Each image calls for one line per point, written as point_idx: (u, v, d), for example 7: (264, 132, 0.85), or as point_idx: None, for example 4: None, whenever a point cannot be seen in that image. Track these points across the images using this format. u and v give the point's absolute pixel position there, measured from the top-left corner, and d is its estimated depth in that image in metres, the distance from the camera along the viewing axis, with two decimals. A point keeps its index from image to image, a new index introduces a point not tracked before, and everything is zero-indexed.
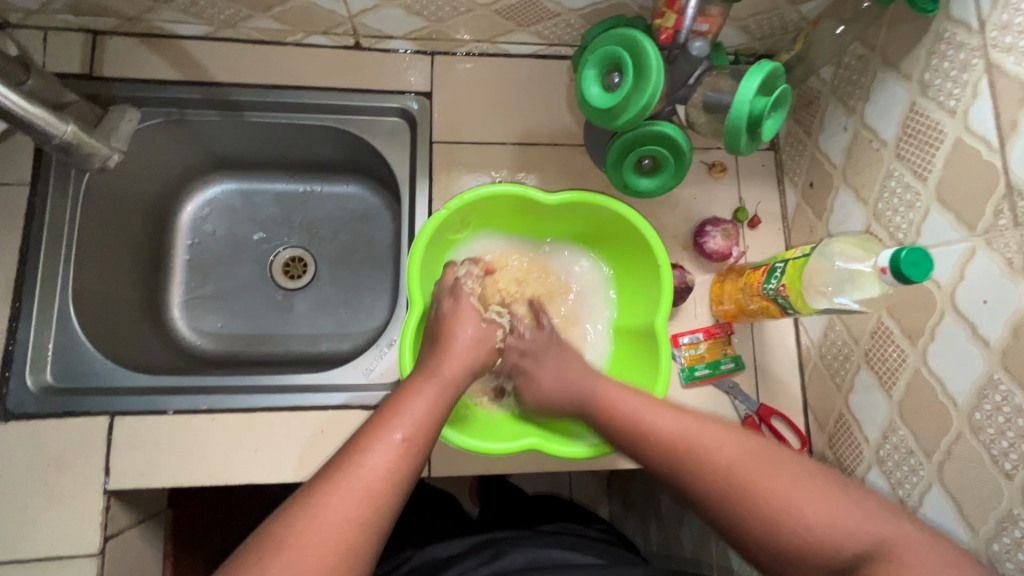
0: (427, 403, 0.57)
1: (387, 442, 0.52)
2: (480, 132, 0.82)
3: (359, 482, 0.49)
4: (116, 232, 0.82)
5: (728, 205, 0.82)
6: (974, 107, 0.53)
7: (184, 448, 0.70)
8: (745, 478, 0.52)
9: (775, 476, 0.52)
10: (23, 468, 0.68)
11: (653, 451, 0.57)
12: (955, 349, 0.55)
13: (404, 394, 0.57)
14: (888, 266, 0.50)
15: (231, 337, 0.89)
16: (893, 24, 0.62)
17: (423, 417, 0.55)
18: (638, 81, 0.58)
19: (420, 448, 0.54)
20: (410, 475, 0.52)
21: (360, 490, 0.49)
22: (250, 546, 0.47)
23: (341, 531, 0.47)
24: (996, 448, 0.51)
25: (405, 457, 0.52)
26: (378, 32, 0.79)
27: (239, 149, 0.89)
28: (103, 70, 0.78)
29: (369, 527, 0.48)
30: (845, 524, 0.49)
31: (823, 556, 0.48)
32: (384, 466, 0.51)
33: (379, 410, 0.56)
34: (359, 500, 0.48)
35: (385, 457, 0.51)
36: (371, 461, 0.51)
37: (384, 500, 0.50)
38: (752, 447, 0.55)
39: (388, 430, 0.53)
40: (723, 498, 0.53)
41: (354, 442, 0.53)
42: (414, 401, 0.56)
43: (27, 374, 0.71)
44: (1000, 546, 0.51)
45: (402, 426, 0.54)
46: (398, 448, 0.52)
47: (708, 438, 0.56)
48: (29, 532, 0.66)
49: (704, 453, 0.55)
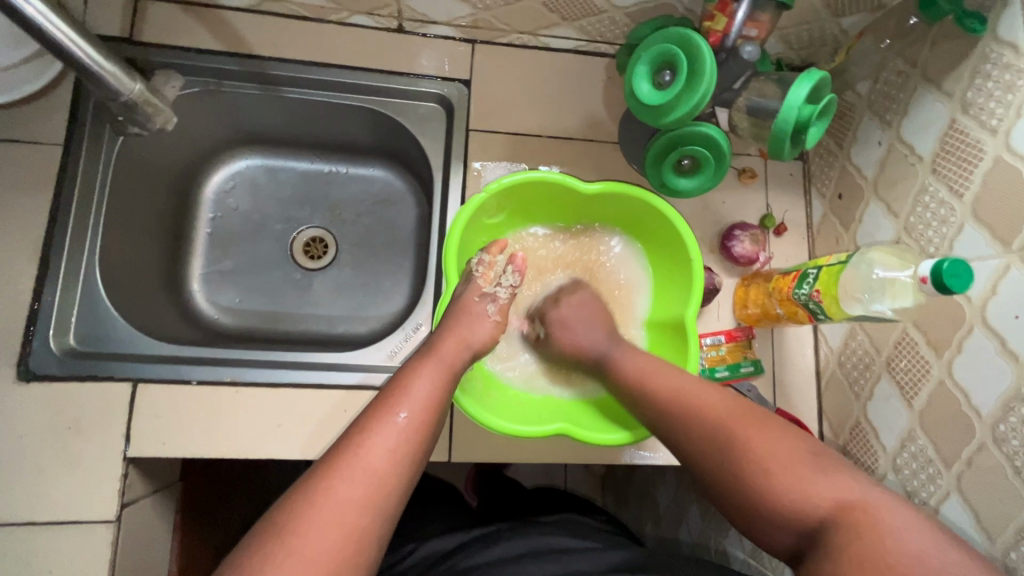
0: (427, 381, 0.57)
1: (391, 423, 0.52)
2: (516, 122, 0.82)
3: (364, 465, 0.49)
4: (143, 199, 0.82)
5: (755, 211, 0.83)
6: (1016, 126, 0.54)
7: (205, 420, 0.70)
8: (733, 433, 0.52)
9: (760, 432, 0.51)
10: (42, 429, 0.67)
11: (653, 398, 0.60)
12: (983, 362, 0.56)
13: (402, 375, 0.57)
14: (929, 275, 0.52)
15: (250, 314, 0.89)
16: (937, 42, 0.63)
17: (425, 397, 0.55)
18: (689, 83, 0.59)
19: (423, 427, 0.53)
20: (414, 454, 0.52)
21: (366, 471, 0.48)
22: (253, 541, 0.45)
23: (349, 514, 0.46)
24: (1019, 460, 0.52)
25: (409, 437, 0.52)
26: (422, 15, 0.79)
27: (269, 124, 0.89)
28: (143, 34, 0.78)
29: (377, 511, 0.47)
30: (807, 481, 0.47)
31: (796, 510, 0.47)
32: (388, 448, 0.50)
33: (379, 394, 0.56)
34: (366, 482, 0.48)
35: (390, 438, 0.51)
36: (374, 441, 0.50)
37: (391, 481, 0.49)
38: (745, 407, 0.54)
39: (390, 410, 0.53)
40: (705, 445, 0.54)
41: (356, 426, 0.52)
42: (415, 381, 0.56)
43: (50, 337, 0.70)
44: (1018, 554, 0.52)
45: (405, 406, 0.54)
46: (401, 427, 0.52)
47: (700, 396, 0.57)
48: (46, 495, 0.66)
49: (695, 408, 0.56)
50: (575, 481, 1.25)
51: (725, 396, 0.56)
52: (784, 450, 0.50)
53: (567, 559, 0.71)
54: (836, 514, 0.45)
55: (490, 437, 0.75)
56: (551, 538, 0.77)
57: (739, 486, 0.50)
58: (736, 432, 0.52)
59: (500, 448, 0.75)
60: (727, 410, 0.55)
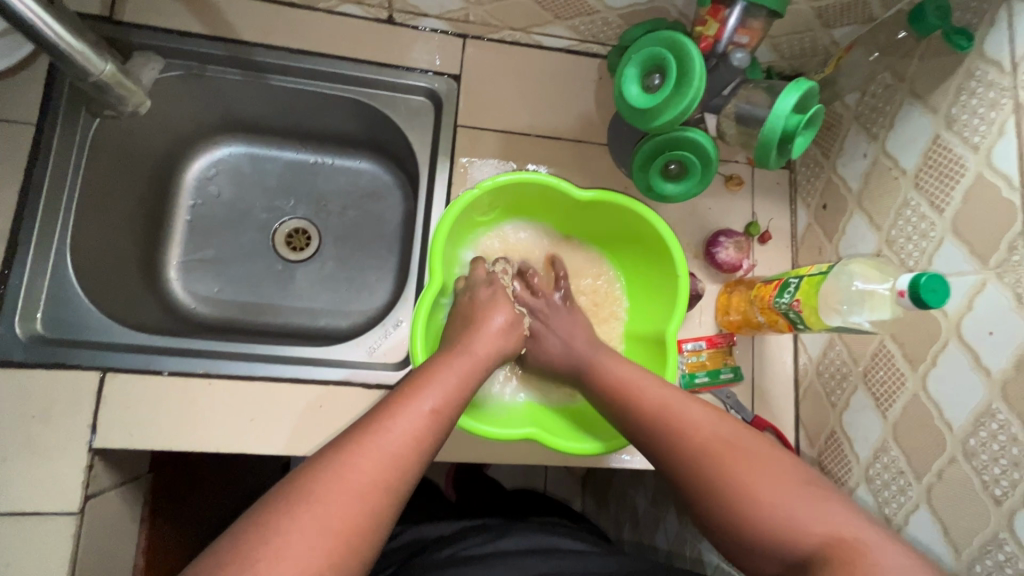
0: (456, 376, 0.56)
1: (417, 410, 0.51)
2: (505, 120, 0.82)
3: (385, 446, 0.47)
4: (119, 183, 0.80)
5: (741, 218, 0.83)
6: (998, 145, 0.54)
7: (176, 411, 0.68)
8: (714, 456, 0.50)
9: (744, 457, 0.49)
10: (5, 417, 0.65)
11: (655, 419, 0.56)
12: (957, 376, 0.56)
13: (432, 367, 0.57)
14: (907, 289, 0.53)
15: (228, 304, 0.87)
16: (924, 58, 0.63)
17: (451, 391, 0.55)
18: (679, 87, 0.58)
19: (445, 423, 0.53)
20: (435, 445, 0.51)
21: (387, 453, 0.47)
22: (263, 509, 0.43)
23: (366, 493, 0.45)
24: (987, 474, 0.53)
25: (431, 427, 0.51)
26: (413, 7, 0.78)
27: (255, 112, 0.87)
28: (124, 13, 0.76)
29: (393, 496, 0.46)
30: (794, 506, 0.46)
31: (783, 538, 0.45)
32: (414, 435, 0.49)
33: (404, 382, 0.55)
34: (386, 464, 0.47)
35: (415, 425, 0.50)
36: (401, 425, 0.49)
37: (411, 469, 0.48)
38: (727, 425, 0.53)
39: (417, 399, 0.52)
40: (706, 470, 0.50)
41: (380, 408, 0.51)
42: (443, 374, 0.56)
43: (16, 322, 0.68)
44: (982, 567, 0.53)
45: (433, 396, 0.53)
46: (426, 416, 0.51)
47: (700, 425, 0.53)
48: (6, 485, 0.64)
49: (679, 427, 0.54)
50: (554, 482, 1.25)
51: (710, 415, 0.54)
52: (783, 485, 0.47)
53: (547, 557, 0.70)
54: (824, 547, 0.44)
55: (467, 437, 0.74)
56: (538, 536, 0.77)
57: (719, 510, 0.48)
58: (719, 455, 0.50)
59: (477, 448, 0.74)
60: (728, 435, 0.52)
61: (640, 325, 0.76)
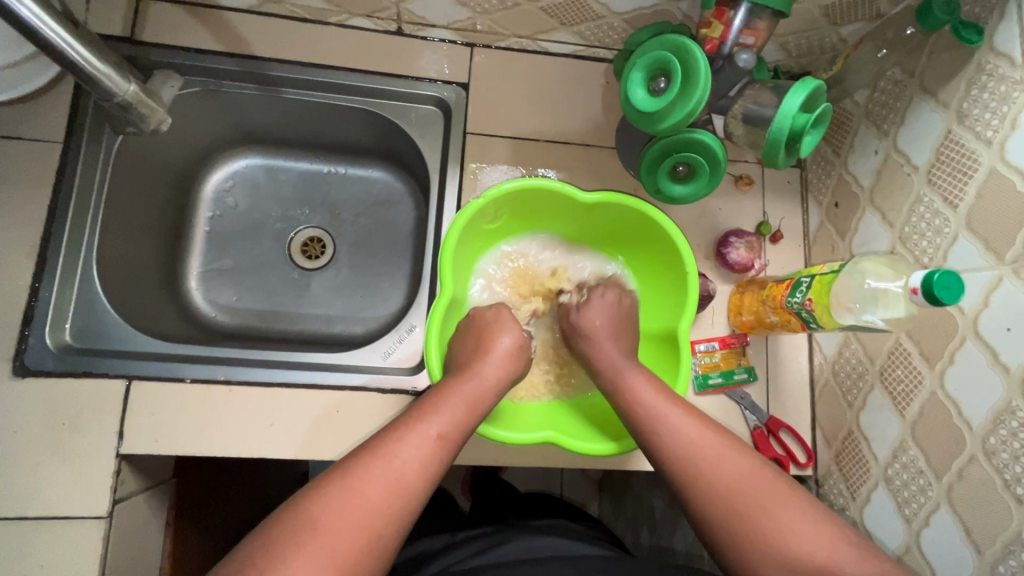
0: (467, 399, 0.57)
1: (425, 435, 0.52)
2: (513, 126, 0.83)
3: (392, 472, 0.48)
4: (141, 197, 0.83)
5: (752, 218, 0.83)
6: (1011, 138, 0.54)
7: (198, 417, 0.70)
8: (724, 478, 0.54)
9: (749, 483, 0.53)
10: (36, 425, 0.68)
11: (666, 449, 0.57)
12: (974, 374, 0.55)
13: (444, 388, 0.57)
14: (920, 287, 0.52)
15: (246, 312, 0.89)
16: (933, 52, 0.63)
17: (461, 415, 0.55)
18: (684, 89, 0.59)
19: (452, 447, 0.53)
20: (442, 469, 0.52)
21: (394, 476, 0.48)
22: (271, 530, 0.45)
23: (375, 519, 0.46)
24: (1008, 473, 0.52)
25: (439, 453, 0.52)
26: (421, 19, 0.80)
27: (270, 125, 0.90)
28: (144, 34, 0.78)
29: (396, 523, 0.47)
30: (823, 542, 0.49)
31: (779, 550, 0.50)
32: (419, 460, 0.50)
33: (418, 403, 0.56)
34: (391, 491, 0.48)
35: (421, 450, 0.51)
36: (406, 451, 0.50)
37: (414, 495, 0.49)
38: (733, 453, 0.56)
39: (426, 423, 0.53)
40: (726, 536, 0.52)
41: (388, 429, 0.52)
42: (455, 397, 0.56)
43: (46, 333, 0.71)
44: (1005, 568, 0.52)
45: (440, 420, 0.54)
46: (433, 442, 0.52)
47: (727, 469, 0.54)
48: (38, 489, 0.66)
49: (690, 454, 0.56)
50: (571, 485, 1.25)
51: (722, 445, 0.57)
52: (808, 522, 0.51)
53: (536, 561, 0.70)
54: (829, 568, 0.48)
55: (482, 441, 0.75)
56: (531, 541, 0.77)
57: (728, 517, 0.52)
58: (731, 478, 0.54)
59: (493, 451, 0.75)
60: (742, 468, 0.54)
61: (654, 325, 0.75)
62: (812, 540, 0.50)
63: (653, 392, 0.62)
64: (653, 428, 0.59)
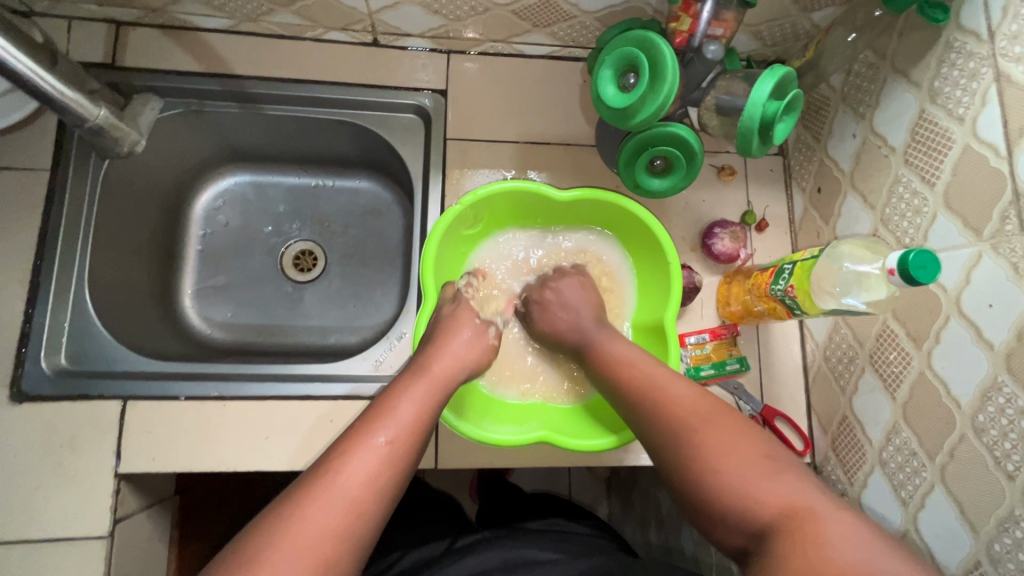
0: (415, 404, 0.56)
1: (372, 446, 0.51)
2: (493, 130, 0.83)
3: (342, 491, 0.48)
4: (131, 219, 0.84)
5: (737, 208, 0.83)
6: (982, 115, 0.54)
7: (194, 434, 0.71)
8: (691, 419, 0.53)
9: (714, 424, 0.52)
10: (36, 449, 0.69)
11: (628, 395, 0.59)
12: (960, 351, 0.55)
13: (391, 395, 0.57)
14: (897, 267, 0.52)
15: (241, 328, 0.90)
16: (903, 34, 0.63)
17: (413, 418, 0.55)
18: (654, 82, 0.59)
19: (405, 452, 0.52)
20: (397, 477, 0.51)
21: (344, 490, 0.48)
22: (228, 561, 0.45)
23: (325, 541, 0.45)
24: (998, 450, 0.52)
25: (390, 461, 0.51)
26: (396, 29, 0.80)
27: (256, 141, 0.91)
28: (125, 59, 0.80)
29: (354, 542, 0.47)
30: (772, 487, 0.46)
31: (731, 496, 0.47)
32: (367, 472, 0.49)
33: (364, 414, 0.55)
34: (340, 510, 0.47)
35: (369, 462, 0.50)
36: (353, 465, 0.49)
37: (365, 510, 0.48)
38: (709, 400, 0.55)
39: (373, 433, 0.52)
40: (686, 481, 0.51)
41: (337, 446, 0.52)
42: (402, 402, 0.56)
43: (41, 358, 0.72)
44: (1001, 546, 0.51)
45: (387, 428, 0.53)
46: (381, 452, 0.51)
47: (688, 405, 0.55)
48: (39, 513, 0.67)
49: (663, 396, 0.57)
50: (577, 485, 1.25)
51: (694, 392, 0.56)
52: (766, 466, 0.48)
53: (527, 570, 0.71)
54: (779, 519, 0.44)
55: (477, 444, 0.75)
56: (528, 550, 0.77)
57: (684, 454, 0.51)
58: (690, 420, 0.53)
59: (488, 454, 0.75)
60: (696, 407, 0.54)
61: (642, 313, 0.76)
62: (749, 470, 0.48)
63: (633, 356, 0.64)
64: (631, 385, 0.61)
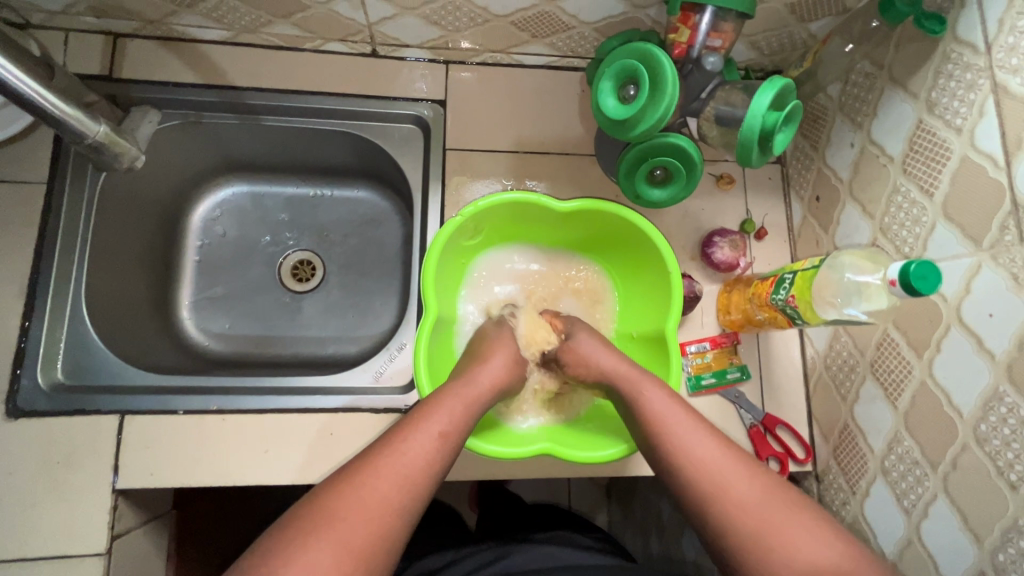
0: (464, 404, 0.58)
1: (428, 434, 0.53)
2: (492, 140, 0.83)
3: (400, 468, 0.50)
4: (129, 230, 0.83)
5: (736, 217, 0.83)
6: (980, 125, 0.54)
7: (193, 448, 0.70)
8: (758, 511, 0.50)
9: (785, 520, 0.49)
10: (32, 465, 0.68)
11: (681, 471, 0.54)
12: (962, 361, 0.55)
13: (442, 393, 0.58)
14: (898, 278, 0.52)
15: (239, 339, 0.89)
16: (900, 44, 0.63)
17: (459, 418, 0.56)
18: (654, 94, 0.59)
19: (453, 446, 0.54)
20: (444, 467, 0.53)
21: (399, 473, 0.49)
22: (287, 527, 0.45)
23: (382, 511, 0.47)
24: (1001, 460, 0.52)
25: (441, 452, 0.53)
26: (395, 40, 0.80)
27: (254, 153, 0.91)
28: (123, 71, 0.80)
29: (406, 517, 0.48)
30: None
31: None
32: (424, 457, 0.51)
33: (416, 407, 0.57)
34: (398, 485, 0.49)
35: (425, 448, 0.52)
36: (413, 446, 0.51)
37: (419, 489, 0.50)
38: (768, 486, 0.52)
39: (427, 425, 0.54)
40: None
41: (392, 430, 0.53)
42: (453, 401, 0.57)
43: (38, 373, 0.71)
44: (1005, 556, 0.51)
45: (441, 421, 0.55)
46: (435, 442, 0.53)
47: (750, 493, 0.51)
48: (35, 531, 0.66)
49: (723, 478, 0.52)
50: (577, 493, 1.24)
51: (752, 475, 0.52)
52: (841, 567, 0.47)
53: None
54: None
55: (478, 456, 0.74)
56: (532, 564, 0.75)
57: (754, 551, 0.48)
58: (759, 514, 0.49)
59: (490, 466, 0.74)
60: (762, 496, 0.51)
61: (640, 324, 0.76)
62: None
63: (681, 414, 0.57)
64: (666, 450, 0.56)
